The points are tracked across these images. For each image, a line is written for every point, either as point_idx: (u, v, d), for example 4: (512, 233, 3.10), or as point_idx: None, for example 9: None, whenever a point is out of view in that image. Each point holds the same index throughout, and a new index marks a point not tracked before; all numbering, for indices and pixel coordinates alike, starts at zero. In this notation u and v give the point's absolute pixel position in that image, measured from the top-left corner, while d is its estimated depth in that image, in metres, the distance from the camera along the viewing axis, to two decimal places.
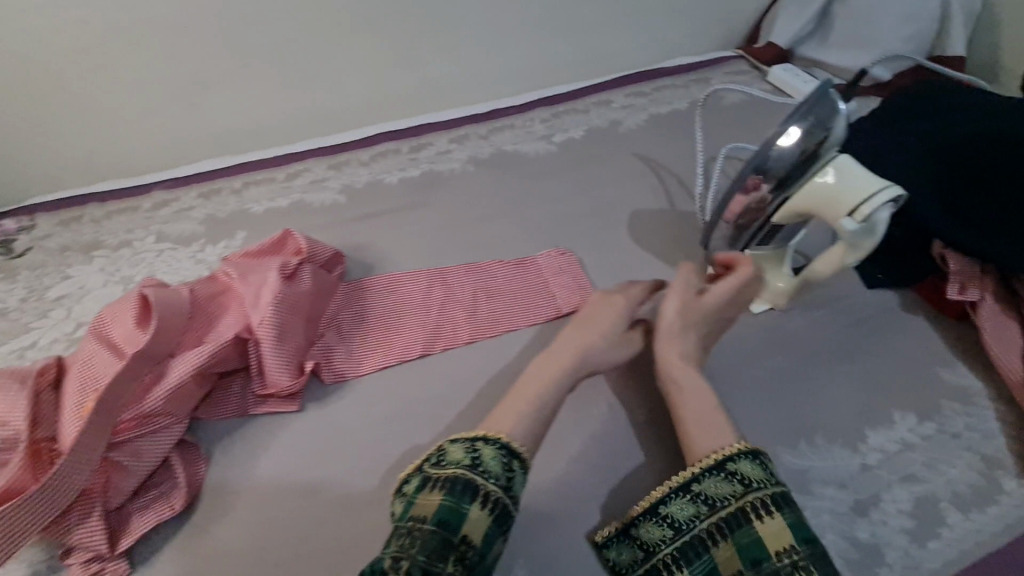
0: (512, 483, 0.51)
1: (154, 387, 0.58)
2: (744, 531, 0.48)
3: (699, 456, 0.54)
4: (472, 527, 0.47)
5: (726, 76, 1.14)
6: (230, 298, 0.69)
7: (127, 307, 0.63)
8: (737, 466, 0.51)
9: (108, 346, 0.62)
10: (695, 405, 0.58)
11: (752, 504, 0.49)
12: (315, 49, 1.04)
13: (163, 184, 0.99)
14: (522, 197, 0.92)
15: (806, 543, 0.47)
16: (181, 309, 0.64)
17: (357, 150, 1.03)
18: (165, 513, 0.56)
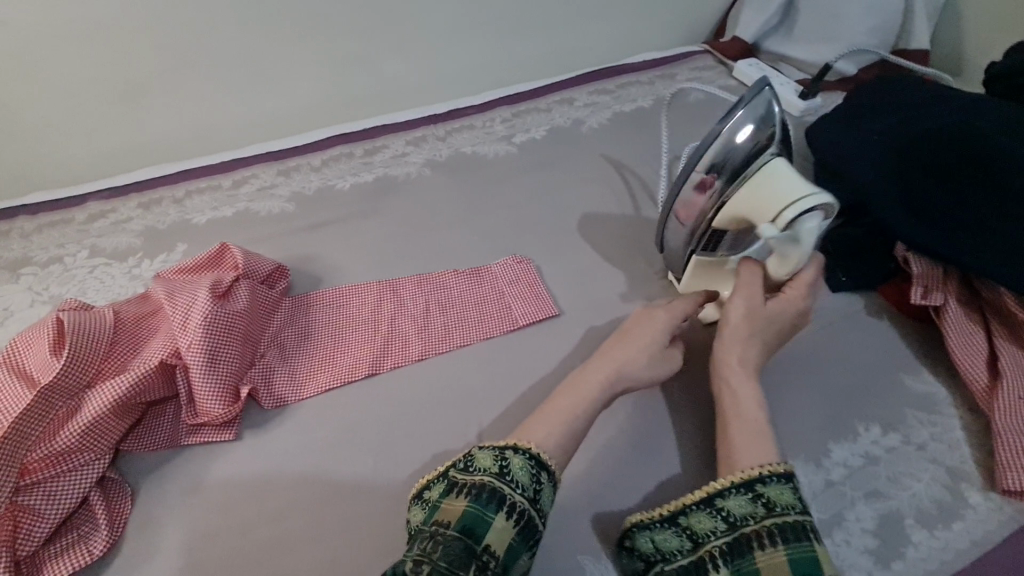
0: (541, 497, 0.49)
1: (71, 421, 0.54)
2: (800, 545, 0.45)
3: (745, 467, 0.50)
4: (495, 541, 0.45)
5: (691, 73, 1.12)
6: (159, 320, 0.64)
7: (41, 334, 0.58)
8: (801, 480, 0.49)
9: (20, 378, 0.57)
10: (747, 414, 0.54)
11: (814, 520, 0.46)
12: (262, 48, 0.99)
13: (100, 194, 0.93)
14: (480, 201, 0.89)
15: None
16: (102, 334, 0.59)
17: (308, 155, 0.98)
18: (83, 559, 0.51)
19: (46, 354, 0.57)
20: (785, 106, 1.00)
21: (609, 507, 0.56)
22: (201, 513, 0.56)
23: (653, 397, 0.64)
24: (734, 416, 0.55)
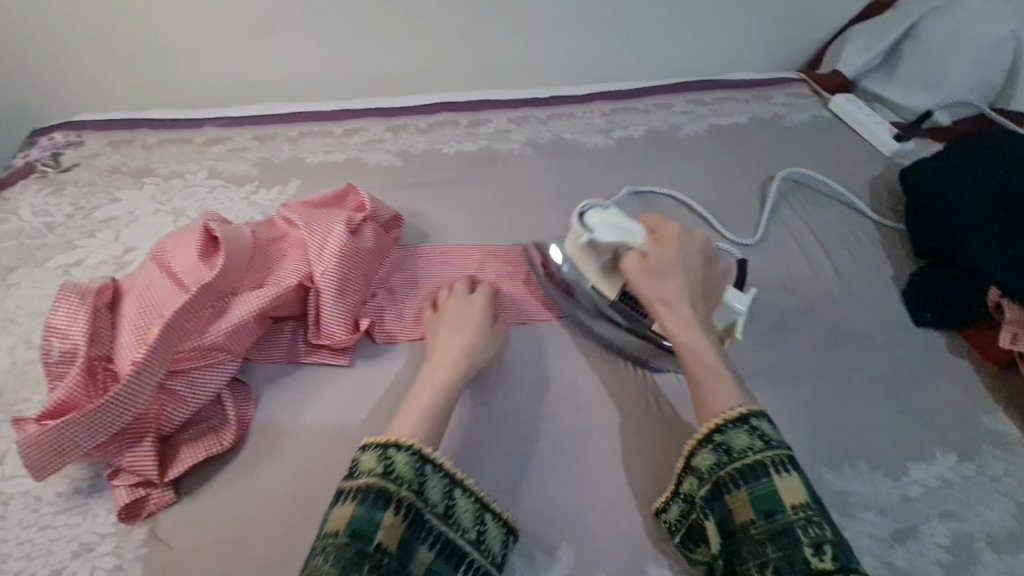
0: (426, 487, 0.50)
1: (217, 322, 0.58)
2: (761, 484, 0.49)
3: (714, 410, 0.54)
4: (385, 538, 0.46)
5: (788, 98, 1.14)
6: (291, 245, 0.68)
7: (191, 238, 0.62)
8: (759, 422, 0.52)
9: (168, 275, 0.60)
10: (705, 361, 0.58)
11: (773, 459, 0.50)
12: (386, 8, 1.02)
13: (217, 120, 0.96)
14: (579, 187, 0.92)
15: (818, 503, 0.49)
16: (245, 248, 0.63)
17: (415, 117, 1.01)
18: (214, 448, 0.56)
19: (196, 257, 0.61)
20: (879, 145, 1.04)
21: None
22: (316, 429, 0.60)
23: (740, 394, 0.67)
24: (698, 365, 0.58)
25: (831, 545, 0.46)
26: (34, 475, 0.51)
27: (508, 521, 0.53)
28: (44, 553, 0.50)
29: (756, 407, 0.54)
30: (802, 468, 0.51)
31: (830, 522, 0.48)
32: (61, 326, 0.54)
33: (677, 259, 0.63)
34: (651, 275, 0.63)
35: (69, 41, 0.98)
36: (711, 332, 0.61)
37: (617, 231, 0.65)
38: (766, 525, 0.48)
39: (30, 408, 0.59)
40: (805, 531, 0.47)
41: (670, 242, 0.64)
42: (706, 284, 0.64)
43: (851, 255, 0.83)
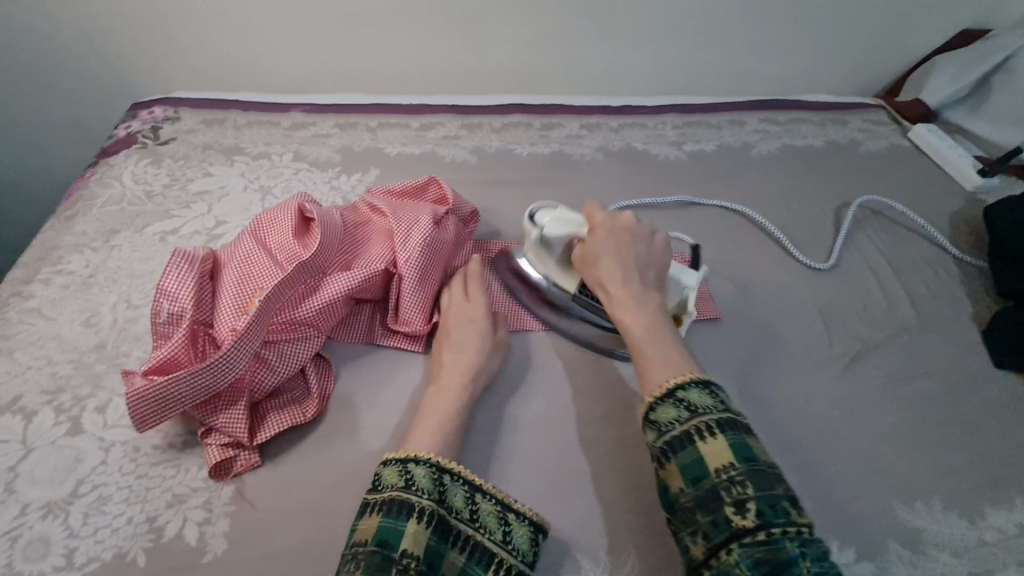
0: (446, 495, 0.49)
1: (309, 298, 0.61)
2: (688, 452, 0.46)
3: (655, 381, 0.51)
4: (411, 544, 0.45)
5: (866, 123, 1.11)
6: (376, 232, 0.71)
7: (287, 217, 0.66)
8: (685, 393, 0.49)
9: (265, 250, 0.64)
10: (641, 332, 0.55)
11: (698, 427, 0.46)
12: (471, 10, 1.05)
13: (302, 106, 1.00)
14: (648, 196, 0.92)
15: (747, 461, 0.44)
16: (337, 230, 0.66)
17: (491, 116, 1.03)
18: (297, 418, 0.59)
19: (292, 235, 0.64)
20: (960, 178, 1.01)
21: None
22: (392, 410, 0.62)
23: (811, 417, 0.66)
24: (636, 335, 0.55)
25: (756, 501, 0.42)
26: (138, 425, 0.55)
27: (535, 519, 0.50)
28: (140, 500, 0.53)
29: (698, 376, 0.50)
30: (735, 428, 0.46)
31: (760, 477, 0.44)
32: (169, 289, 0.58)
33: (605, 242, 0.63)
34: (588, 266, 0.63)
35: (169, 20, 1.02)
36: (656, 302, 0.58)
37: (564, 226, 0.67)
38: (692, 493, 0.44)
39: (129, 363, 0.63)
40: (727, 491, 0.43)
41: (600, 222, 0.65)
42: (645, 256, 0.62)
43: (928, 289, 0.82)
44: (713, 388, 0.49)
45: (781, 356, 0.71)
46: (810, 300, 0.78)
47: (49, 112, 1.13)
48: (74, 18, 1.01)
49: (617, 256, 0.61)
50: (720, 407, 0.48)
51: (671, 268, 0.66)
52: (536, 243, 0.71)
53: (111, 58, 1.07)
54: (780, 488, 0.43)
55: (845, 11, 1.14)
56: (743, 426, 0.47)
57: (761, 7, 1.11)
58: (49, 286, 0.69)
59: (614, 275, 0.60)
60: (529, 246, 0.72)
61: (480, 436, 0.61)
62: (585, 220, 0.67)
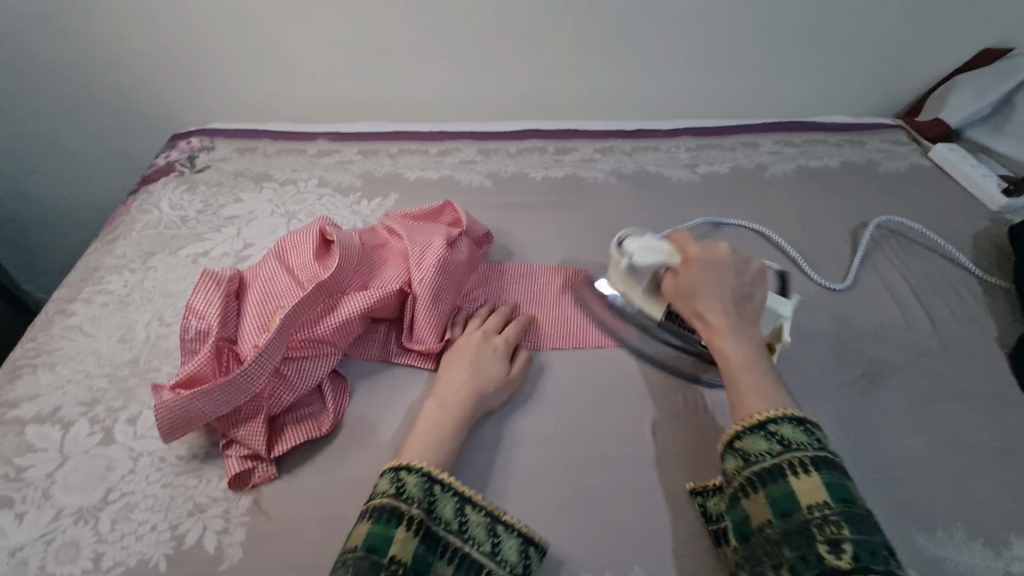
0: (436, 506, 0.50)
1: (328, 316, 0.64)
2: (778, 485, 0.47)
3: (751, 410, 0.52)
4: (401, 551, 0.46)
5: (884, 143, 1.11)
6: (392, 253, 0.74)
7: (309, 239, 0.69)
8: (778, 427, 0.49)
9: (288, 270, 0.67)
10: (736, 362, 0.56)
11: (790, 461, 0.48)
12: (488, 42, 1.10)
13: (327, 135, 1.05)
14: (662, 218, 0.93)
15: (843, 502, 0.45)
16: (355, 252, 0.70)
17: (507, 141, 1.07)
18: (313, 432, 0.61)
19: (314, 256, 0.68)
20: (983, 198, 1.00)
21: None
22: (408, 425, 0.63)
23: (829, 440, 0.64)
24: (733, 364, 0.56)
25: (852, 544, 0.42)
26: (163, 436, 0.58)
27: (524, 531, 0.52)
28: (164, 508, 0.55)
29: (791, 412, 0.50)
30: (833, 467, 0.47)
31: (858, 521, 0.44)
32: (198, 307, 0.62)
33: (702, 271, 0.62)
34: (679, 290, 0.64)
35: (207, 56, 1.10)
36: (754, 334, 0.59)
37: (655, 253, 0.68)
38: (781, 526, 0.46)
39: (159, 378, 0.66)
40: (820, 530, 0.44)
41: (694, 249, 0.65)
42: (744, 287, 0.62)
43: (950, 310, 0.80)
44: (809, 425, 0.50)
45: (795, 377, 0.70)
46: (825, 321, 0.78)
47: (96, 143, 1.22)
48: (124, 55, 1.10)
49: (713, 283, 0.61)
50: (816, 446, 0.48)
51: (768, 298, 0.66)
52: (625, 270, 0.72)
53: (155, 92, 1.15)
54: (880, 535, 0.44)
55: (861, 33, 1.15)
56: (842, 467, 0.48)
57: (773, 30, 1.13)
58: (90, 305, 0.74)
59: (708, 300, 0.61)
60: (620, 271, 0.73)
61: (490, 452, 0.62)
62: (676, 249, 0.67)
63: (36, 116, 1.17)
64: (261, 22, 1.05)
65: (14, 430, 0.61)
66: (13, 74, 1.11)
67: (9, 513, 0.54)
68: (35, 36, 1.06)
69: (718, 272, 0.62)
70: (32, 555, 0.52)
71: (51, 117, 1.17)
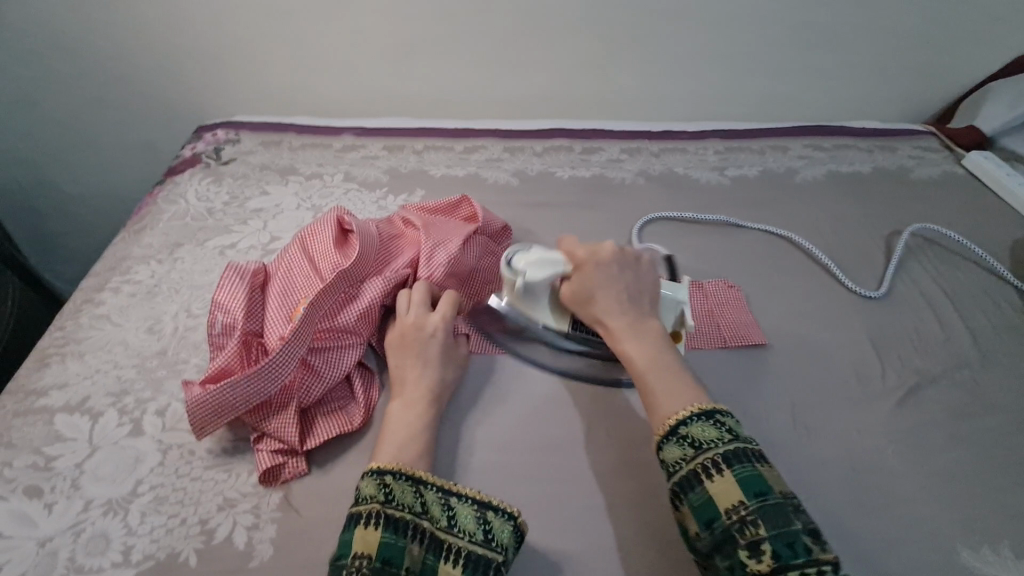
0: (392, 493, 0.48)
1: (350, 304, 0.64)
2: (697, 493, 0.46)
3: (666, 414, 0.50)
4: (364, 546, 0.44)
5: (916, 150, 1.09)
6: (411, 246, 0.73)
7: (326, 229, 0.69)
8: (688, 429, 0.48)
9: (308, 261, 0.67)
10: (644, 362, 0.55)
11: (704, 465, 0.46)
12: (515, 39, 1.09)
13: (352, 130, 1.05)
14: (690, 220, 0.92)
15: (758, 496, 0.44)
16: (373, 244, 0.69)
17: (532, 140, 1.06)
18: (344, 426, 0.60)
19: (332, 246, 0.67)
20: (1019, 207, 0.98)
21: None
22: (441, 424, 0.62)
23: (866, 451, 0.63)
24: (641, 367, 0.55)
25: (771, 542, 0.42)
26: (196, 433, 0.57)
27: (479, 499, 0.50)
28: (194, 503, 0.55)
29: (703, 408, 0.49)
30: (743, 459, 0.46)
31: (773, 514, 0.43)
32: (224, 301, 0.62)
33: (593, 271, 0.62)
34: (576, 297, 0.63)
35: (235, 49, 1.09)
36: (657, 331, 0.59)
37: (548, 267, 0.64)
38: (707, 537, 0.44)
39: (188, 370, 0.66)
40: (741, 533, 0.43)
41: (582, 251, 0.64)
42: (636, 282, 0.62)
43: (988, 321, 0.78)
44: (716, 417, 0.49)
45: (830, 387, 0.69)
46: (860, 330, 0.76)
47: (120, 135, 1.22)
48: (151, 47, 1.10)
49: (607, 283, 0.61)
50: (725, 440, 0.47)
51: (664, 286, 0.66)
52: (517, 292, 0.66)
53: (180, 83, 1.15)
54: (797, 523, 0.43)
55: (894, 37, 1.13)
56: (754, 454, 0.47)
57: (804, 34, 1.11)
58: (118, 295, 0.73)
59: (605, 302, 0.60)
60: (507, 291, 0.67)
61: (521, 453, 0.60)
62: (565, 255, 0.65)
63: (63, 107, 1.17)
64: (290, 14, 1.05)
65: (43, 419, 0.60)
66: (40, 62, 1.11)
67: (39, 503, 0.54)
68: (64, 27, 1.06)
69: (605, 267, 0.62)
70: (61, 547, 0.51)
71: (78, 109, 1.17)
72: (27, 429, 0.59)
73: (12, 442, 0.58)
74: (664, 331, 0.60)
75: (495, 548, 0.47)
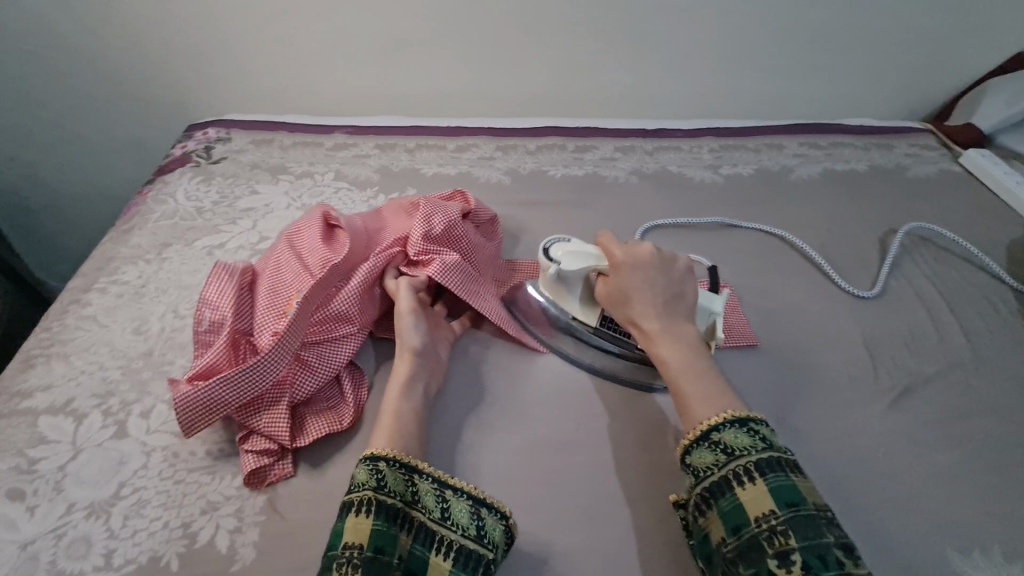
0: (385, 481, 0.48)
1: (335, 296, 0.63)
2: (727, 498, 0.46)
3: (699, 419, 0.50)
4: (354, 536, 0.44)
5: (913, 148, 1.08)
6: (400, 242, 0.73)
7: (313, 226, 0.69)
8: (721, 435, 0.48)
9: (296, 257, 0.66)
10: (679, 366, 0.55)
11: (735, 471, 0.46)
12: (508, 36, 1.08)
13: (344, 128, 1.04)
14: (683, 219, 0.91)
15: (791, 506, 0.43)
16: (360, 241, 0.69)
17: (525, 138, 1.05)
18: (333, 427, 0.60)
19: (318, 240, 0.67)
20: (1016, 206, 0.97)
21: None
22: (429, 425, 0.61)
23: (858, 453, 0.62)
24: (675, 372, 0.55)
25: (802, 553, 0.41)
26: (185, 432, 0.56)
27: (474, 494, 0.49)
28: (178, 506, 0.54)
29: (737, 415, 0.49)
30: (777, 468, 0.45)
31: (804, 525, 0.42)
32: (213, 299, 0.61)
33: (631, 273, 0.62)
34: (614, 297, 0.63)
35: (226, 47, 1.09)
36: (693, 335, 0.58)
37: (581, 260, 0.66)
38: (734, 543, 0.44)
39: (173, 372, 0.65)
40: (770, 542, 0.42)
41: (620, 251, 0.64)
42: (674, 285, 0.62)
43: (984, 322, 0.77)
44: (751, 425, 0.48)
45: (822, 388, 0.68)
46: (854, 330, 0.76)
47: (113, 133, 1.22)
48: (143, 45, 1.09)
49: (644, 286, 0.61)
50: (760, 448, 0.47)
51: (700, 294, 0.64)
52: (551, 279, 0.68)
53: (172, 81, 1.14)
54: (830, 536, 0.42)
55: (892, 33, 1.12)
56: (789, 465, 0.46)
57: (800, 30, 1.10)
58: (105, 295, 0.73)
59: (642, 305, 0.60)
60: (545, 281, 0.69)
61: (508, 456, 0.59)
62: (603, 253, 0.65)
63: (54, 105, 1.17)
64: (281, 11, 1.04)
65: (27, 421, 0.60)
66: (32, 61, 1.10)
67: (21, 506, 0.53)
68: (55, 25, 1.06)
69: (640, 268, 0.62)
70: (43, 550, 0.51)
71: (70, 108, 1.17)
72: (10, 431, 0.59)
73: None
74: (700, 335, 0.59)
75: (485, 544, 0.47)
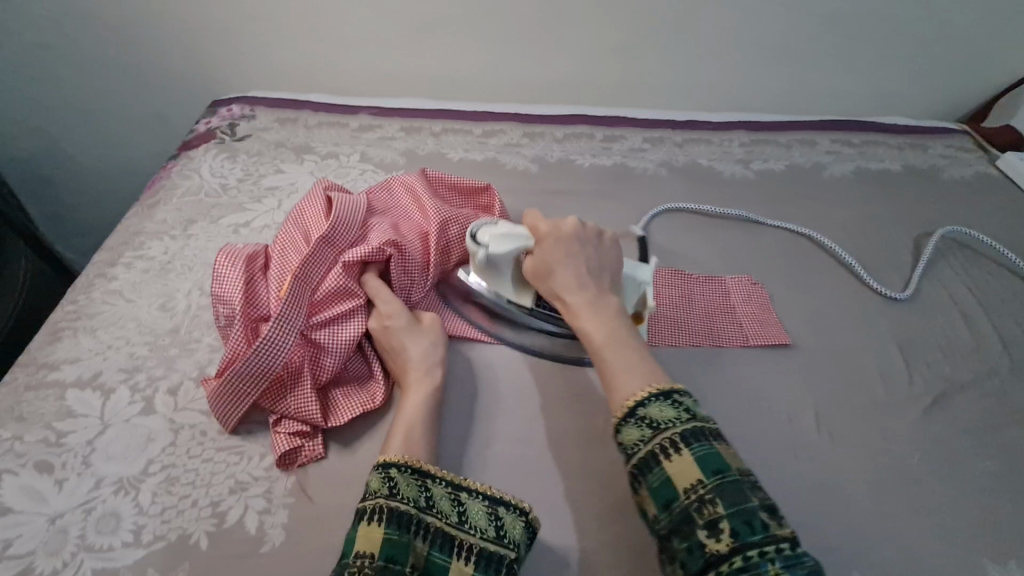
0: (398, 487, 0.46)
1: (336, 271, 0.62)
2: (655, 473, 0.43)
3: (626, 393, 0.47)
4: (365, 544, 0.42)
5: (948, 148, 1.05)
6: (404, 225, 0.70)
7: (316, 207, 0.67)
8: (646, 410, 0.45)
9: (300, 237, 0.65)
10: (603, 338, 0.52)
11: (664, 443, 0.44)
12: (540, 20, 1.05)
13: (370, 109, 1.02)
14: (712, 214, 0.89)
15: (717, 474, 0.41)
16: (356, 217, 0.66)
17: (553, 125, 1.03)
18: (365, 405, 0.59)
19: (320, 214, 0.66)
20: None
21: (834, 537, 0.55)
22: (459, 413, 0.61)
23: (890, 458, 0.61)
24: (598, 343, 0.52)
25: (729, 521, 0.39)
26: (222, 422, 0.57)
27: (490, 494, 0.47)
28: (206, 484, 0.54)
29: (660, 387, 0.47)
30: (701, 437, 0.43)
31: (732, 492, 0.41)
32: (224, 288, 0.60)
33: (552, 246, 0.60)
34: (540, 273, 0.60)
35: (252, 22, 1.07)
36: (617, 306, 0.55)
37: (510, 241, 0.63)
38: (666, 518, 0.42)
39: (200, 350, 0.65)
40: (699, 513, 0.40)
41: (545, 229, 0.61)
42: (598, 257, 0.60)
43: (1019, 329, 0.76)
44: (674, 397, 0.46)
45: (854, 391, 0.67)
46: (885, 333, 0.74)
47: (134, 107, 1.20)
48: (167, 17, 1.07)
49: (569, 257, 0.58)
50: (685, 418, 0.45)
51: (626, 265, 0.64)
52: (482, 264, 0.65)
53: (196, 56, 1.12)
54: (755, 499, 0.41)
55: (932, 29, 1.09)
56: (713, 433, 0.44)
57: (839, 23, 1.07)
58: (130, 270, 0.72)
59: (567, 279, 0.57)
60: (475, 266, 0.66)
61: (538, 447, 0.59)
62: (529, 229, 0.63)
63: (76, 75, 1.15)
64: None
65: (54, 394, 0.59)
66: (56, 31, 1.09)
67: (49, 479, 0.53)
68: None
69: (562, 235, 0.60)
70: (72, 524, 0.51)
71: (92, 79, 1.16)
72: (37, 403, 0.58)
73: (23, 415, 0.57)
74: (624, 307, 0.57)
75: (507, 544, 0.45)
